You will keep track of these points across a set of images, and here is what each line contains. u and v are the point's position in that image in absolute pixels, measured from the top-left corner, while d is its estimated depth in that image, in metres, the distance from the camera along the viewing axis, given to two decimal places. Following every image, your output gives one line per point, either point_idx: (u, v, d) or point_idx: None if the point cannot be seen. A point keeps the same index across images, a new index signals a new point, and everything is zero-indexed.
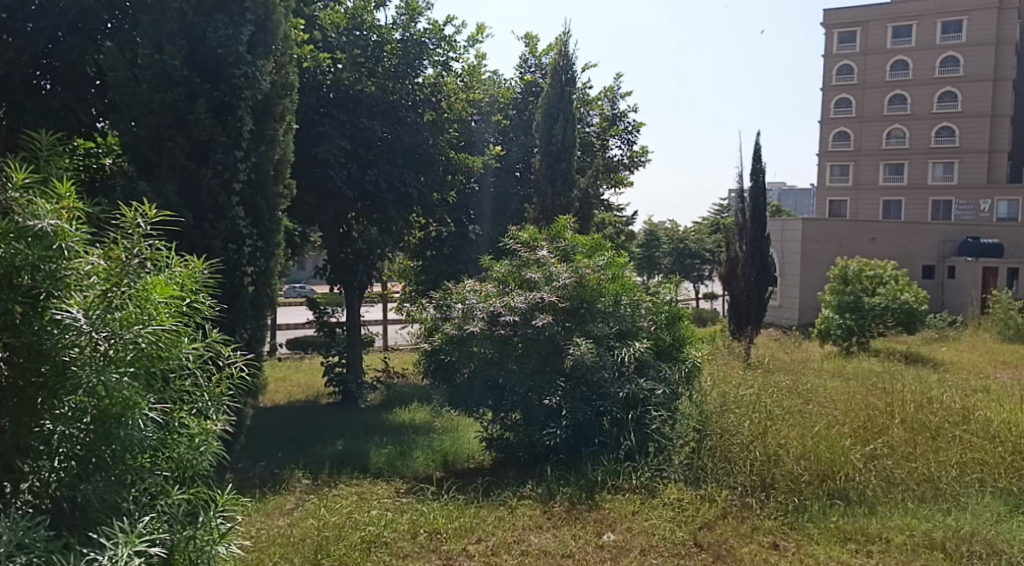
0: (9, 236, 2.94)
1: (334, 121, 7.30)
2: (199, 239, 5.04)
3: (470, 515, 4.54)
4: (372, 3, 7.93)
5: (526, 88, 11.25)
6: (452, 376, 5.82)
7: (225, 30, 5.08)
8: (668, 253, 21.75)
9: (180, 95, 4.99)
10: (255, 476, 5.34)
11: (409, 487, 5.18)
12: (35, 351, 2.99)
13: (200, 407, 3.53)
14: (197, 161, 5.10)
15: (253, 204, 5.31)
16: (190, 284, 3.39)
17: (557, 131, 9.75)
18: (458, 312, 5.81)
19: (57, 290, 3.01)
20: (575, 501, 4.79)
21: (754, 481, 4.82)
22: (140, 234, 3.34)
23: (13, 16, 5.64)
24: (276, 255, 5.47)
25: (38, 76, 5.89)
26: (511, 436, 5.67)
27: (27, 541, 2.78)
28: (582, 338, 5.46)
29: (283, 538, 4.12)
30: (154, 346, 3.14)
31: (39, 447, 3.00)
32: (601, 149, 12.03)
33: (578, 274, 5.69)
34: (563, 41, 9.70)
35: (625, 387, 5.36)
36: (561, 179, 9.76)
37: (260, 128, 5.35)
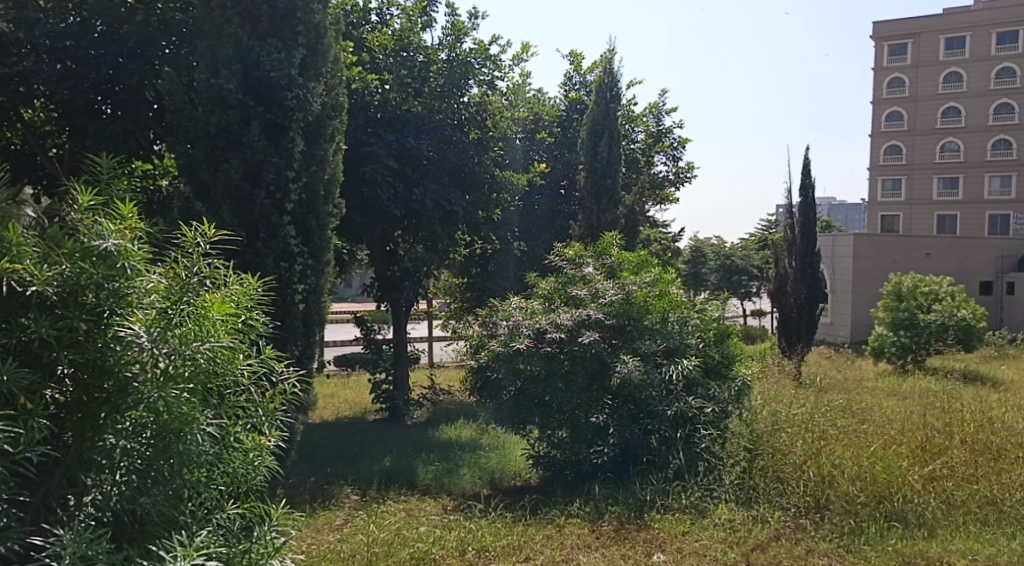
0: (75, 255, 3.07)
1: (381, 140, 7.42)
2: (252, 258, 5.13)
3: (518, 533, 4.52)
4: (418, 25, 8.11)
5: (571, 105, 11.18)
6: (498, 393, 5.81)
7: (278, 54, 5.20)
8: (714, 269, 21.54)
9: (235, 117, 5.13)
10: (305, 492, 5.40)
11: (457, 504, 5.19)
12: (99, 367, 3.05)
13: (256, 423, 3.62)
14: (250, 182, 5.21)
15: (304, 223, 5.41)
16: (246, 301, 3.48)
17: (603, 148, 9.78)
18: (504, 328, 5.82)
19: (120, 307, 3.09)
20: (623, 520, 4.74)
21: (807, 503, 4.74)
22: (199, 253, 3.46)
23: (77, 44, 5.87)
24: (327, 272, 5.56)
25: (100, 101, 6.07)
26: (558, 454, 5.62)
27: (90, 553, 2.84)
28: (629, 355, 5.43)
29: (333, 553, 4.15)
30: (211, 362, 3.22)
31: (102, 461, 3.02)
32: (645, 166, 12.04)
33: (624, 291, 5.67)
34: (608, 58, 9.71)
35: (673, 405, 5.32)
36: (606, 196, 9.76)
37: (311, 149, 5.46)
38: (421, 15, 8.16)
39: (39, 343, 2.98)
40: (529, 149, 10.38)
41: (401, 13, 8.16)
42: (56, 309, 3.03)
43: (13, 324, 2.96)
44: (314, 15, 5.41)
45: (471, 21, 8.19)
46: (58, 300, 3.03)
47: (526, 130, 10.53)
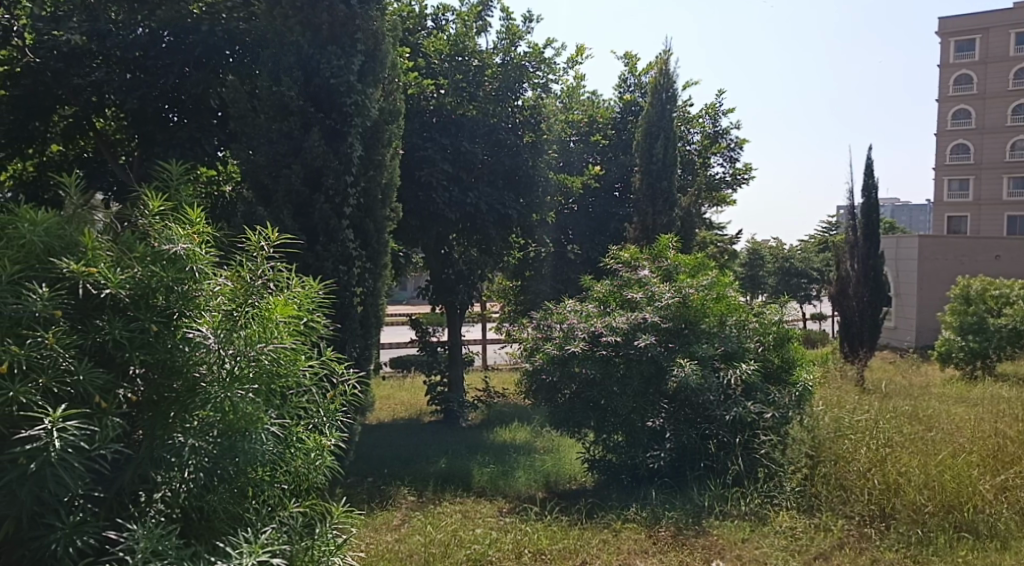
0: (146, 259, 3.17)
1: (436, 145, 7.50)
2: (312, 261, 5.24)
3: (574, 537, 4.50)
4: (474, 29, 8.14)
5: (626, 107, 11.09)
6: (553, 397, 5.80)
7: (338, 61, 5.31)
8: (772, 272, 21.12)
9: (296, 124, 5.26)
10: (363, 492, 5.48)
11: (513, 506, 5.21)
12: (168, 368, 3.13)
13: (316, 424, 3.70)
14: (310, 187, 5.32)
15: (362, 227, 5.49)
16: (308, 304, 3.55)
17: (658, 150, 9.70)
18: (560, 332, 5.81)
19: (189, 310, 3.18)
20: (682, 526, 4.68)
21: (872, 511, 4.62)
22: (264, 257, 3.55)
23: (146, 54, 6.10)
24: (384, 276, 5.64)
25: (167, 109, 6.26)
26: (614, 457, 5.62)
27: (161, 548, 2.90)
28: (686, 359, 5.37)
29: (392, 553, 4.19)
30: (275, 364, 3.30)
31: (171, 460, 3.05)
32: (701, 167, 11.92)
33: (681, 294, 5.62)
34: (664, 60, 9.64)
35: (731, 409, 5.22)
36: (662, 199, 9.68)
37: (369, 154, 5.55)
38: (476, 20, 8.21)
39: (113, 344, 3.05)
40: (583, 152, 10.39)
41: (457, 18, 8.24)
42: (129, 312, 3.12)
43: (88, 326, 3.05)
44: (372, 22, 5.51)
45: (526, 25, 8.21)
46: (130, 303, 3.11)
47: (581, 133, 10.49)
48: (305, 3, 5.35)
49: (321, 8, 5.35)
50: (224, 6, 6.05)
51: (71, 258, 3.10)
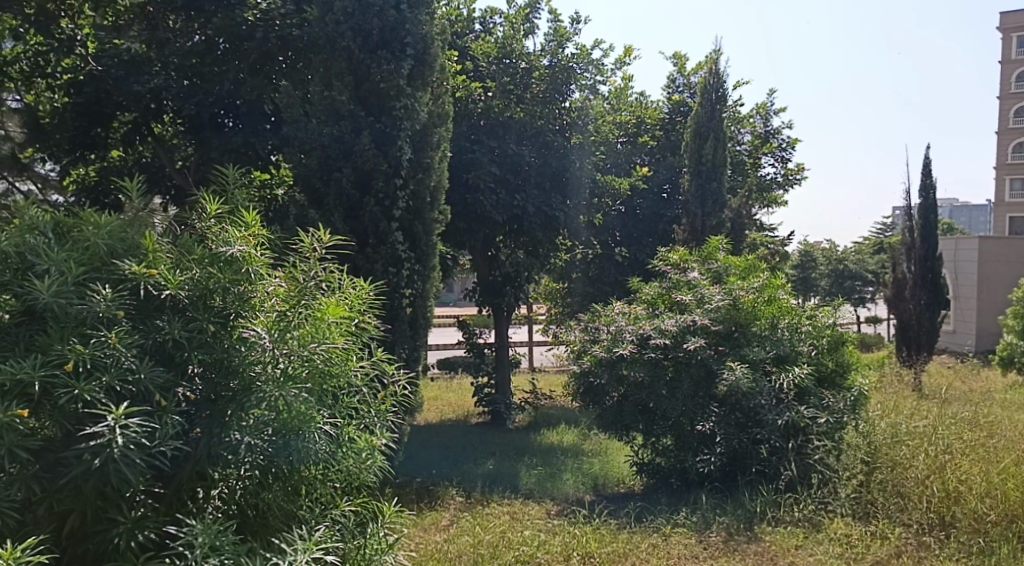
0: (204, 261, 3.25)
1: (484, 147, 7.56)
2: (362, 263, 5.31)
3: (623, 541, 4.46)
4: (521, 32, 8.16)
5: (674, 108, 11.03)
6: (601, 399, 5.79)
7: (388, 66, 5.38)
8: (825, 273, 20.72)
9: (347, 128, 5.34)
10: (412, 491, 5.53)
11: (561, 509, 5.20)
12: (225, 368, 3.18)
13: (368, 423, 3.73)
14: (360, 191, 5.39)
15: (411, 229, 5.54)
16: (359, 305, 3.60)
17: (707, 151, 9.60)
18: (608, 334, 5.80)
19: (244, 310, 3.26)
20: (733, 532, 4.63)
21: (931, 520, 4.48)
22: (316, 259, 3.61)
23: (203, 61, 6.33)
24: (433, 278, 5.69)
25: (223, 115, 6.40)
26: (662, 461, 5.62)
27: (218, 543, 2.94)
28: (736, 362, 5.33)
29: (440, 553, 4.21)
30: (327, 363, 3.34)
31: (228, 458, 3.08)
32: (752, 168, 11.75)
33: (732, 296, 5.55)
34: (714, 59, 9.52)
35: (784, 414, 5.14)
36: (712, 200, 9.56)
37: (418, 157, 5.59)
38: (523, 22, 8.22)
39: (172, 344, 3.11)
40: (631, 154, 10.37)
41: (505, 21, 8.26)
42: (187, 312, 3.19)
43: (148, 326, 3.10)
44: (422, 26, 5.55)
45: (574, 27, 8.22)
46: (189, 304, 3.19)
47: (628, 135, 10.46)
48: (356, 9, 5.43)
49: (371, 13, 5.42)
50: (278, 13, 6.13)
51: (134, 259, 3.17)
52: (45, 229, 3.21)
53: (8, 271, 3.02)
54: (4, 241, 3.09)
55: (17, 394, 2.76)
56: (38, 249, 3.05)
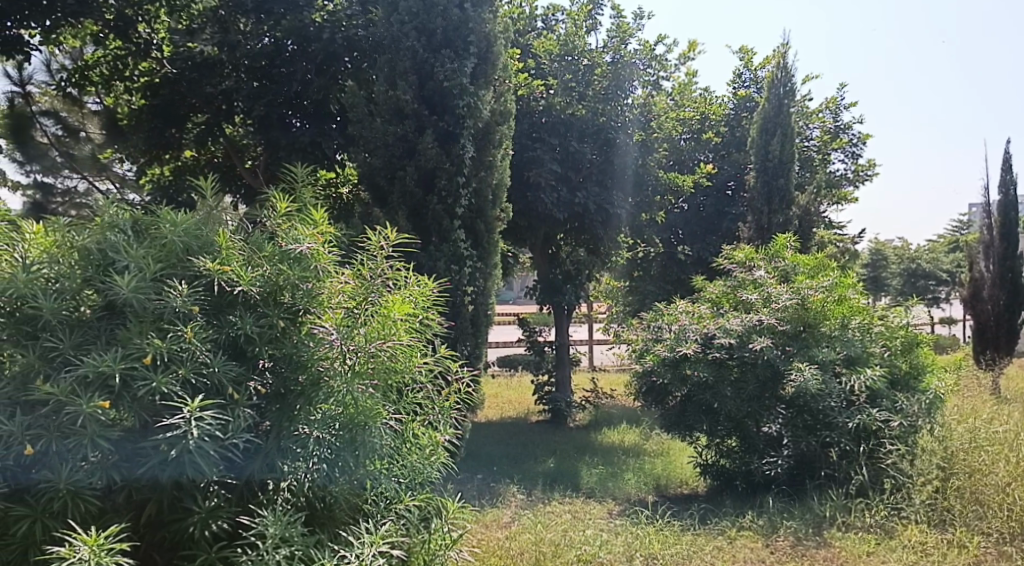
0: (274, 258, 3.31)
1: (546, 145, 7.53)
2: (425, 261, 5.34)
3: (687, 543, 4.40)
4: (583, 28, 8.14)
5: (739, 103, 10.83)
6: (663, 400, 5.80)
7: (451, 64, 5.43)
8: (896, 273, 20.16)
9: (411, 127, 5.43)
10: (473, 488, 5.56)
11: (622, 509, 5.16)
12: (293, 362, 3.22)
13: (432, 420, 3.78)
14: (424, 189, 5.46)
15: (473, 227, 5.57)
16: (423, 302, 3.63)
17: (774, 147, 9.40)
18: (671, 333, 5.72)
19: (313, 307, 3.30)
20: (801, 537, 4.52)
21: (1012, 528, 4.30)
22: (383, 257, 3.64)
23: (272, 63, 6.45)
24: (494, 276, 5.68)
25: (290, 115, 6.59)
26: (727, 463, 5.54)
27: (288, 534, 2.98)
28: (805, 363, 5.18)
29: (502, 551, 4.21)
30: (393, 359, 3.38)
31: (297, 450, 3.16)
32: (821, 164, 11.45)
33: (800, 295, 5.40)
34: (781, 53, 9.32)
35: (855, 417, 5.02)
36: (779, 197, 9.37)
37: (481, 155, 5.61)
38: (586, 19, 8.22)
39: (244, 339, 3.18)
40: (694, 150, 10.22)
41: (567, 18, 8.25)
42: (259, 307, 3.25)
43: (222, 321, 3.18)
44: (485, 25, 5.60)
45: (637, 23, 8.17)
46: (260, 300, 3.25)
47: (691, 131, 10.34)
48: (421, 9, 5.52)
49: (435, 13, 5.51)
50: (345, 14, 6.24)
51: (208, 256, 3.25)
52: (124, 226, 3.27)
53: (90, 267, 3.06)
54: (87, 238, 3.15)
55: (99, 386, 2.82)
56: (119, 246, 3.11)
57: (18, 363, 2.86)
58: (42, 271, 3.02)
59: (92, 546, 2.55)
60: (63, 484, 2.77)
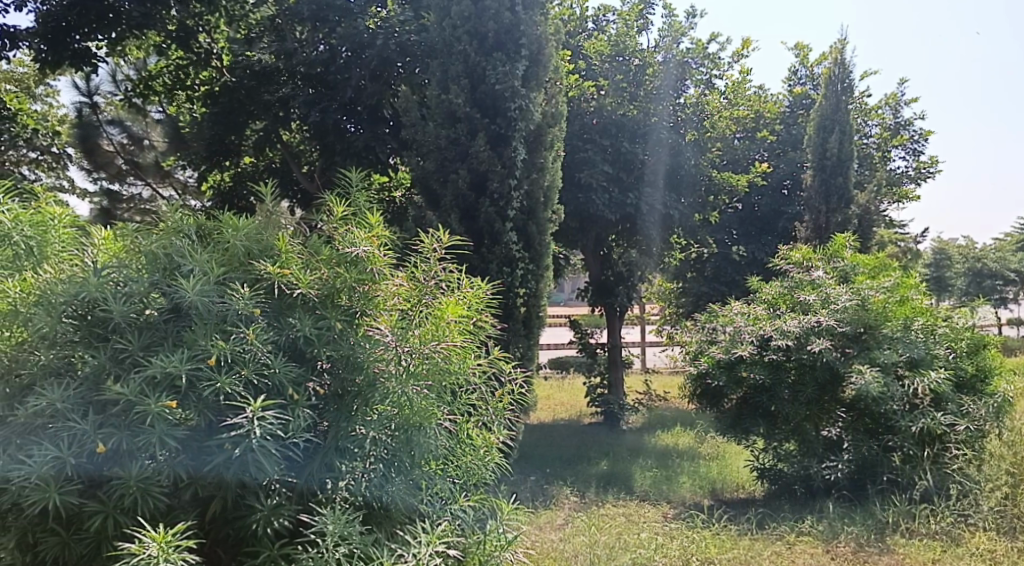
0: (332, 262, 3.36)
1: (597, 146, 7.52)
2: (478, 263, 5.39)
3: (744, 547, 4.35)
4: (634, 29, 8.14)
5: (796, 100, 10.96)
6: (719, 402, 5.72)
7: (503, 67, 5.46)
8: (960, 273, 19.59)
9: (463, 130, 5.48)
10: (527, 490, 5.57)
11: (678, 512, 5.11)
12: (351, 364, 3.24)
13: (486, 420, 3.80)
14: (476, 192, 5.50)
15: (525, 229, 5.55)
16: (476, 304, 3.65)
17: (832, 145, 9.20)
18: (726, 334, 5.65)
19: (369, 309, 3.35)
20: (863, 543, 4.42)
21: None
22: (436, 259, 3.68)
23: (328, 70, 6.54)
24: (547, 278, 5.66)
25: (345, 120, 6.60)
26: (785, 467, 5.40)
27: (347, 533, 3.01)
28: (866, 365, 5.06)
29: (556, 552, 4.21)
30: (447, 361, 3.41)
31: (354, 450, 3.21)
32: (881, 161, 11.17)
33: (860, 296, 5.29)
34: (840, 49, 9.10)
35: (918, 420, 4.90)
36: (837, 196, 9.20)
37: (532, 157, 5.62)
38: (637, 18, 8.19)
39: (303, 341, 3.21)
40: (749, 149, 10.05)
41: (618, 18, 8.21)
42: (317, 310, 3.29)
43: (282, 323, 3.20)
44: (536, 27, 5.62)
45: (689, 22, 8.13)
46: (319, 302, 3.29)
47: (746, 129, 10.12)
48: (472, 13, 5.56)
49: (487, 17, 5.54)
50: (398, 20, 6.34)
51: (268, 260, 3.32)
52: (188, 231, 3.37)
53: (157, 271, 3.15)
54: (154, 242, 3.24)
55: (166, 386, 2.89)
56: (184, 250, 3.21)
57: (90, 364, 2.94)
58: (112, 275, 3.09)
59: (161, 543, 2.62)
60: (133, 481, 2.82)
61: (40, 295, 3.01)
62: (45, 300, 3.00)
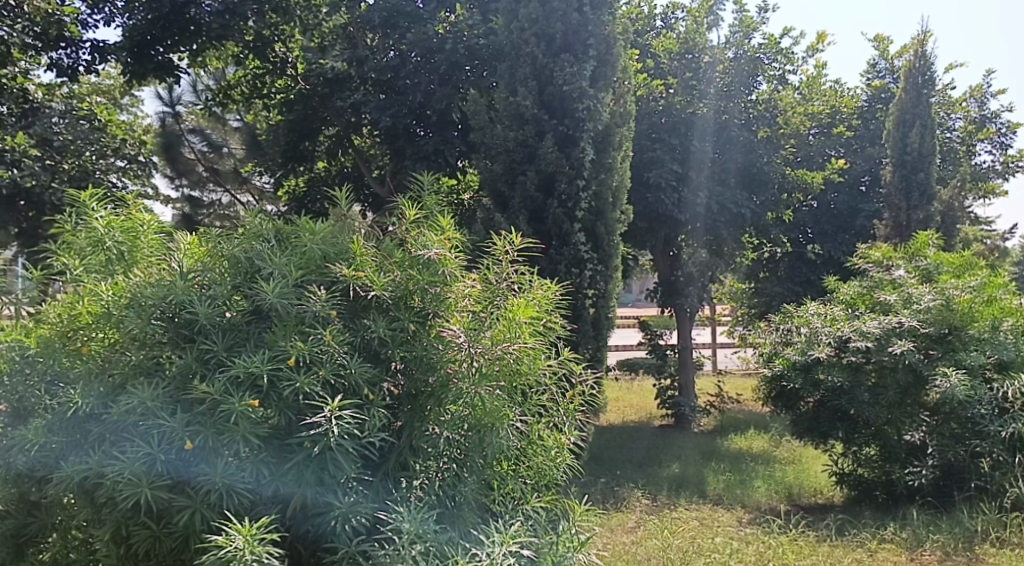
0: (405, 265, 3.41)
1: (666, 145, 7.39)
2: (547, 264, 5.39)
3: (824, 554, 4.23)
4: (705, 25, 8.00)
5: (874, 94, 10.64)
6: (795, 405, 5.58)
7: (571, 69, 5.47)
8: None
9: (531, 132, 5.52)
10: (598, 491, 5.55)
11: (754, 517, 5.02)
12: (425, 364, 3.29)
13: (557, 422, 3.80)
14: (545, 193, 5.52)
15: (593, 229, 5.51)
16: (547, 305, 3.66)
17: (913, 139, 8.91)
18: (801, 336, 5.49)
19: (442, 310, 3.38)
20: (950, 551, 4.25)
21: None
22: (508, 261, 3.68)
23: (398, 76, 6.66)
24: (617, 278, 5.60)
25: (416, 124, 6.70)
26: (866, 472, 5.33)
27: (424, 531, 3.02)
28: (950, 367, 4.90)
29: (629, 555, 4.16)
30: (519, 362, 3.42)
31: (428, 449, 3.23)
32: (965, 156, 10.74)
33: (944, 296, 5.09)
34: (921, 40, 8.79)
35: (1009, 425, 4.65)
36: (918, 192, 8.90)
37: (599, 157, 5.57)
38: (707, 15, 8.08)
39: (378, 341, 3.25)
40: (825, 145, 9.57)
41: (687, 16, 8.12)
42: (391, 312, 3.34)
43: (357, 324, 3.27)
44: (604, 27, 5.60)
45: (760, 17, 8.01)
46: (392, 304, 3.34)
47: (822, 125, 9.72)
48: (540, 16, 5.60)
49: (555, 18, 5.56)
50: (466, 25, 6.44)
51: (344, 263, 3.36)
52: (268, 236, 3.45)
53: (239, 274, 3.27)
54: (235, 247, 3.35)
55: (249, 385, 2.96)
56: (264, 254, 3.30)
57: (177, 364, 3.05)
58: (197, 278, 3.25)
59: (246, 536, 2.67)
60: (218, 477, 2.82)
61: (132, 299, 3.14)
62: (136, 302, 3.12)
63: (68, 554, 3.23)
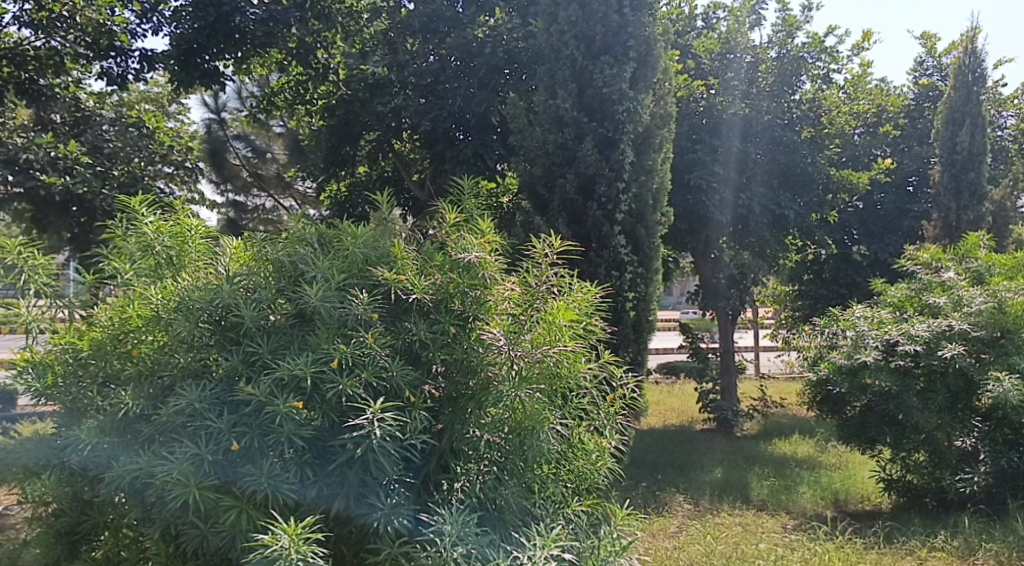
0: (445, 267, 3.44)
1: (707, 146, 7.34)
2: (586, 267, 5.36)
3: (872, 561, 4.14)
4: (746, 24, 7.91)
5: (922, 92, 10.44)
6: (841, 409, 5.49)
7: (611, 70, 5.45)
8: None
9: (570, 134, 5.51)
10: (639, 496, 5.52)
11: (799, 523, 4.94)
12: (464, 366, 3.29)
13: (598, 425, 3.77)
14: (584, 196, 5.51)
15: (633, 233, 5.49)
16: (587, 308, 3.65)
17: (963, 138, 8.70)
18: (847, 339, 5.34)
19: (482, 314, 3.40)
20: (1004, 560, 4.12)
21: None
22: (547, 264, 3.68)
23: (437, 80, 6.72)
24: (657, 281, 5.56)
25: (455, 129, 6.74)
26: (914, 478, 5.18)
27: (464, 534, 3.02)
28: (1004, 371, 4.76)
29: (671, 560, 4.13)
30: (558, 365, 3.42)
31: (469, 451, 3.24)
32: (1017, 155, 10.46)
33: (996, 298, 4.96)
34: (971, 37, 8.60)
35: None
36: (968, 192, 8.69)
37: (640, 159, 5.56)
38: (748, 14, 8.03)
39: (419, 344, 3.27)
40: (871, 144, 9.57)
41: (728, 15, 8.04)
42: (431, 315, 3.36)
43: (398, 327, 3.30)
44: (644, 28, 5.57)
45: (804, 15, 7.91)
46: (433, 307, 3.36)
47: (867, 125, 9.70)
48: (580, 17, 5.57)
49: (594, 20, 5.55)
50: (505, 28, 6.47)
51: (385, 266, 3.39)
52: (311, 240, 3.51)
53: (283, 278, 3.32)
54: (279, 251, 3.41)
55: (292, 388, 2.99)
56: (308, 258, 3.35)
57: (223, 366, 3.10)
58: (242, 282, 3.30)
59: (292, 535, 2.70)
60: (264, 478, 2.85)
61: (180, 302, 3.20)
62: (184, 305, 3.18)
63: (119, 552, 3.28)
